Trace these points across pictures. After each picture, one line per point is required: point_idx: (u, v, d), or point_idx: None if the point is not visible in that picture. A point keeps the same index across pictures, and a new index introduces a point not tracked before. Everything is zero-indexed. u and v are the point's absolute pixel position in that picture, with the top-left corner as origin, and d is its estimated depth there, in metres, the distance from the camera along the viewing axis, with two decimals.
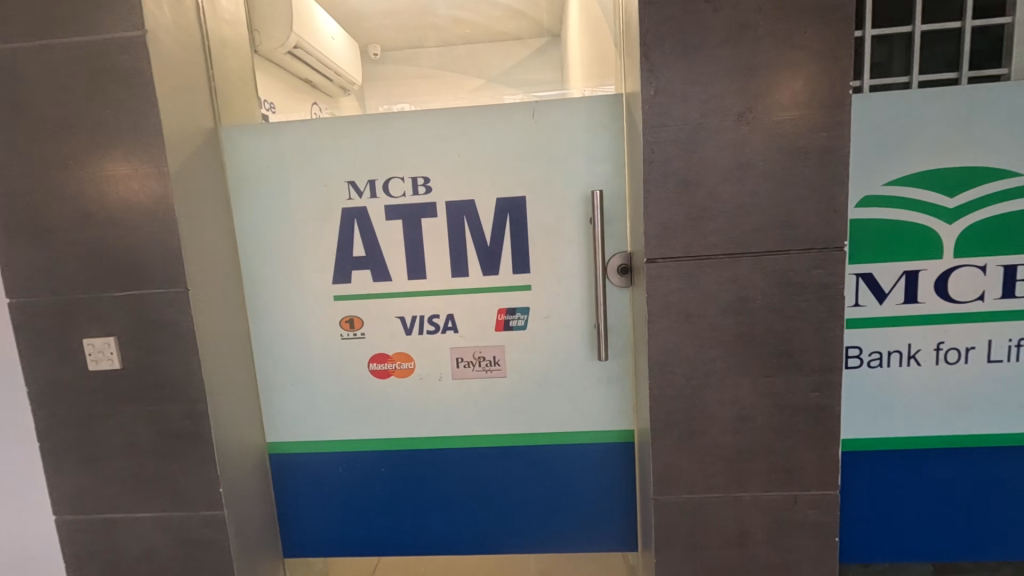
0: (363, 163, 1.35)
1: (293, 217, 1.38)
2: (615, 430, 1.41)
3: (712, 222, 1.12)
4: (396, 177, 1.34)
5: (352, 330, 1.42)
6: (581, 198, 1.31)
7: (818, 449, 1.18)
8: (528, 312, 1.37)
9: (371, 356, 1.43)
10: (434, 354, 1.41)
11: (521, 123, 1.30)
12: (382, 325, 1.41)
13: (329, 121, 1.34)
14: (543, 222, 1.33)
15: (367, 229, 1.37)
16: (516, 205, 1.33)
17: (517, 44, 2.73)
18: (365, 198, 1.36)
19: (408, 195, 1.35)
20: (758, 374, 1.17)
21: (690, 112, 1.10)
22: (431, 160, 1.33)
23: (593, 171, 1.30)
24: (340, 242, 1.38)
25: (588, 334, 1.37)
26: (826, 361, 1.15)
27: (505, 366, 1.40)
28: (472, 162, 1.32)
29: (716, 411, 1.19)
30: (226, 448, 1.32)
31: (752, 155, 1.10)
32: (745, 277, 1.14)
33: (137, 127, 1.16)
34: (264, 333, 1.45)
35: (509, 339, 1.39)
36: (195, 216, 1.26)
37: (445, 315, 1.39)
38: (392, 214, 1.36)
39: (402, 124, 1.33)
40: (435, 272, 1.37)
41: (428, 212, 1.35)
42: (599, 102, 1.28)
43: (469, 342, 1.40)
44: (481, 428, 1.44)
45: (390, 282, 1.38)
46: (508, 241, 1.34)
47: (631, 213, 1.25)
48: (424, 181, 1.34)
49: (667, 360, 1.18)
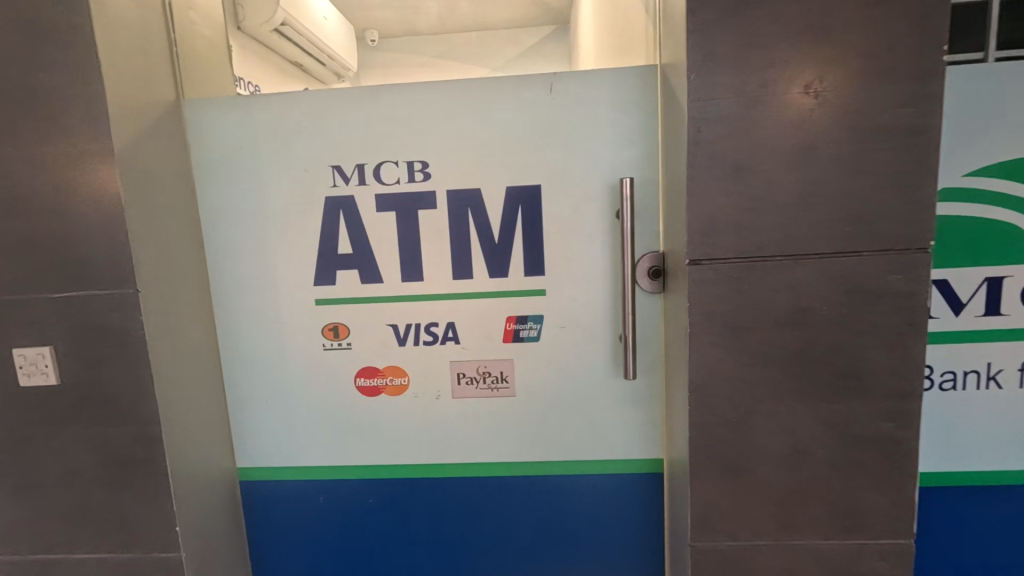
0: (351, 145, 1.15)
1: (267, 208, 1.19)
2: (640, 459, 1.21)
3: (768, 216, 0.93)
4: (388, 162, 1.15)
5: (336, 340, 1.22)
6: (606, 188, 1.12)
7: (889, 490, 0.99)
8: (542, 322, 1.18)
9: (357, 370, 1.23)
10: (431, 368, 1.21)
11: (537, 98, 1.11)
12: (371, 334, 1.21)
13: (311, 94, 1.14)
14: (560, 217, 1.13)
15: (355, 221, 1.17)
16: (530, 195, 1.13)
17: (509, 35, 2.68)
18: (352, 186, 1.16)
19: (403, 183, 1.15)
20: (820, 400, 0.97)
21: (746, 82, 0.90)
22: (431, 141, 1.14)
23: (621, 157, 1.11)
24: (323, 237, 1.18)
25: (611, 348, 1.17)
26: (903, 386, 0.95)
27: (513, 384, 1.21)
28: (478, 145, 1.13)
29: (767, 444, 0.99)
30: (185, 480, 1.12)
31: (820, 135, 0.90)
32: (808, 282, 0.94)
33: (75, 94, 0.96)
34: (234, 343, 1.25)
35: (519, 352, 1.19)
36: (148, 204, 1.06)
37: (444, 323, 1.19)
38: (383, 205, 1.16)
39: (397, 99, 1.13)
40: (434, 273, 1.18)
41: (427, 203, 1.15)
42: (628, 74, 1.09)
43: (472, 355, 1.20)
44: (485, 455, 1.24)
45: (380, 284, 1.19)
46: (519, 238, 1.15)
47: (668, 206, 1.06)
48: (421, 166, 1.14)
49: (710, 382, 0.98)
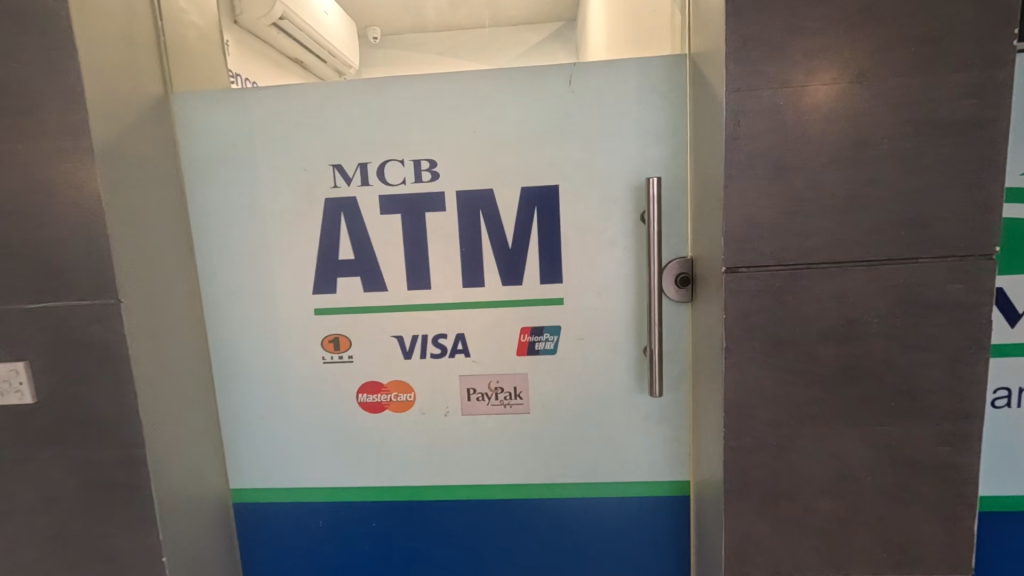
0: (353, 143, 1.06)
1: (263, 210, 1.10)
2: (665, 481, 1.12)
3: (814, 220, 0.84)
4: (393, 161, 1.06)
5: (336, 353, 1.13)
6: (630, 189, 1.03)
7: (945, 520, 0.90)
8: (559, 333, 1.09)
9: (360, 385, 1.14)
10: (440, 383, 1.13)
11: (555, 91, 1.02)
12: (375, 346, 1.12)
13: (310, 87, 1.05)
14: (579, 220, 1.05)
15: (357, 225, 1.08)
16: (546, 196, 1.05)
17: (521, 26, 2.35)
18: (354, 186, 1.07)
19: (410, 183, 1.06)
20: (869, 421, 0.88)
21: (790, 71, 0.81)
22: (439, 138, 1.05)
23: (646, 155, 1.02)
24: (323, 241, 1.10)
25: (634, 361, 1.08)
26: (962, 406, 0.86)
27: (528, 400, 1.12)
28: (490, 142, 1.04)
29: (810, 469, 0.90)
30: (173, 504, 1.04)
31: (874, 129, 0.81)
32: (857, 292, 0.85)
33: (50, 86, 0.88)
34: (227, 356, 1.16)
35: (534, 366, 1.10)
36: (132, 207, 0.97)
37: (454, 335, 1.11)
38: (388, 207, 1.07)
39: (403, 92, 1.04)
40: (442, 280, 1.09)
41: (434, 205, 1.07)
42: (655, 65, 1.00)
43: (483, 369, 1.11)
44: (497, 476, 1.15)
45: (384, 293, 1.10)
46: (535, 243, 1.06)
47: (699, 209, 0.97)
48: (429, 165, 1.06)
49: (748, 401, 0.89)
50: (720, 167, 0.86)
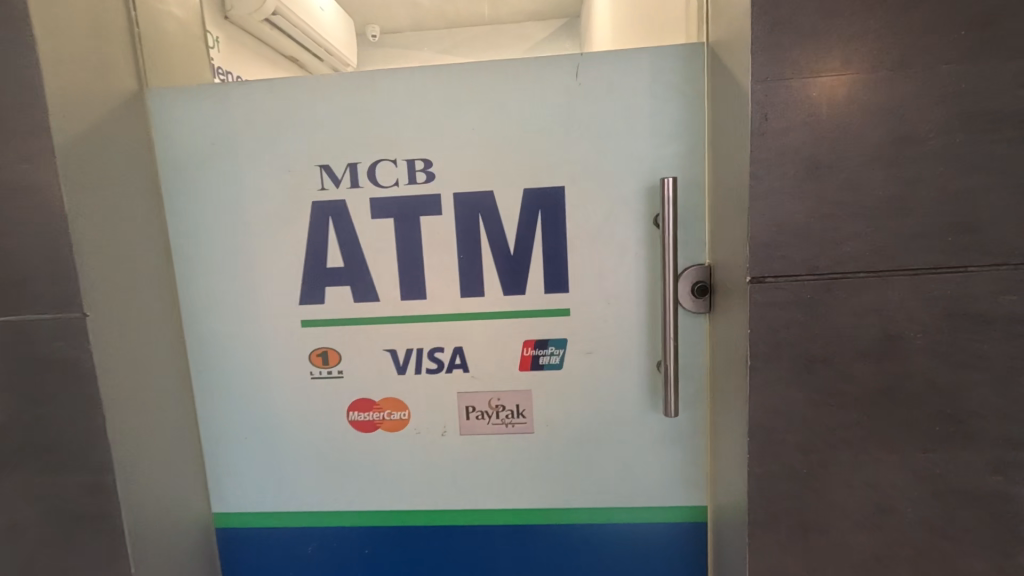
0: (341, 141, 0.98)
1: (244, 214, 1.02)
2: (680, 507, 1.04)
3: (851, 224, 0.75)
4: (385, 161, 0.98)
5: (325, 368, 1.05)
6: (642, 191, 0.95)
7: (996, 558, 0.80)
8: (565, 347, 1.00)
9: (350, 402, 1.06)
10: (436, 400, 1.04)
11: (561, 84, 0.94)
12: (366, 361, 1.04)
13: (295, 81, 0.97)
14: (587, 224, 0.96)
15: (347, 230, 1.00)
16: (551, 199, 0.96)
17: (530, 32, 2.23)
18: (343, 189, 0.99)
19: (403, 185, 0.98)
20: (910, 448, 0.79)
21: (824, 58, 0.73)
22: (435, 136, 0.97)
23: (660, 153, 0.94)
24: (310, 248, 1.01)
25: (647, 377, 1.00)
26: (1016, 432, 0.77)
27: (531, 419, 1.03)
28: (490, 141, 0.96)
29: (844, 500, 0.81)
30: (148, 534, 0.95)
31: (918, 123, 0.73)
32: (898, 305, 0.76)
33: (6, 79, 0.80)
34: (208, 371, 1.08)
35: (538, 382, 1.02)
36: (101, 211, 0.89)
37: (451, 349, 1.02)
38: (380, 211, 0.99)
39: (396, 86, 0.96)
40: (438, 290, 1.01)
41: (430, 208, 0.98)
42: (670, 55, 0.92)
43: (483, 386, 1.03)
44: (499, 500, 1.07)
45: (376, 303, 1.02)
46: (539, 249, 0.98)
47: (719, 212, 0.89)
48: (423, 166, 0.97)
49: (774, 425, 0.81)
50: (744, 166, 0.78)
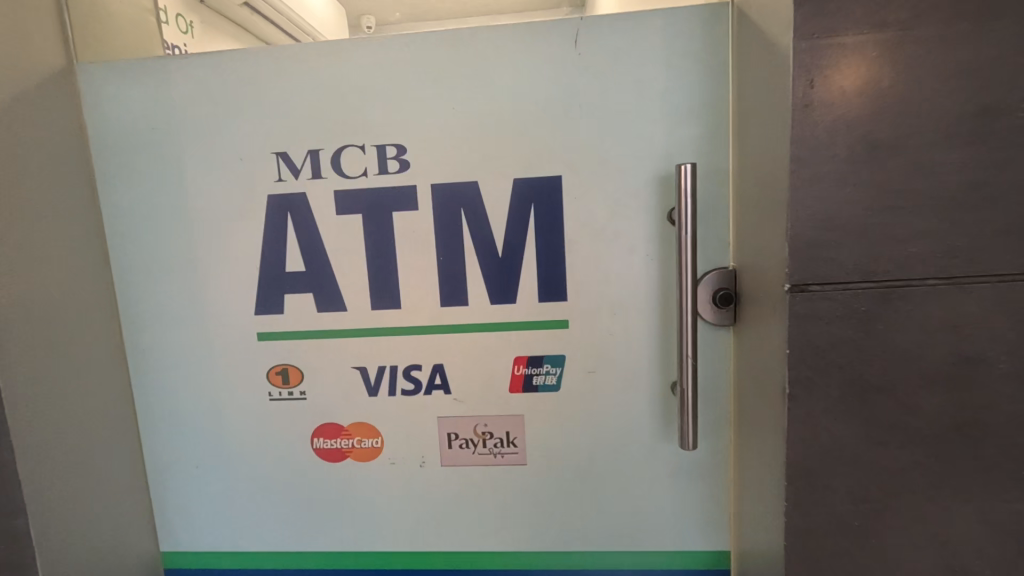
0: (301, 124, 0.84)
1: (191, 211, 0.88)
2: (699, 552, 0.88)
3: (917, 218, 0.60)
4: (351, 148, 0.84)
5: (285, 389, 0.91)
6: (654, 181, 0.80)
7: None
8: (563, 365, 0.85)
9: (314, 427, 0.92)
10: (413, 425, 0.90)
11: (557, 54, 0.79)
12: (333, 380, 0.90)
13: (248, 54, 0.83)
14: (588, 221, 0.81)
15: (308, 228, 0.86)
16: (546, 192, 0.82)
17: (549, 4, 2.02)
18: (304, 180, 0.85)
19: (373, 175, 0.84)
20: (991, 498, 0.63)
21: (887, 7, 0.58)
22: (410, 118, 0.82)
23: (675, 136, 0.79)
24: (266, 249, 0.87)
25: (660, 402, 0.85)
26: None
27: (523, 448, 0.88)
28: (474, 123, 0.81)
29: (907, 561, 0.65)
30: None
31: (1008, 88, 0.57)
32: (976, 319, 0.61)
33: None
34: (153, 392, 0.94)
35: (531, 406, 0.87)
36: (14, 204, 0.75)
37: (430, 366, 0.88)
38: (346, 206, 0.85)
39: (364, 59, 0.82)
40: (415, 298, 0.86)
41: (404, 203, 0.84)
42: (687, 18, 0.77)
43: (467, 410, 0.88)
44: (486, 542, 0.92)
45: (343, 313, 0.88)
46: (532, 250, 0.83)
47: (748, 205, 0.74)
48: (396, 153, 0.83)
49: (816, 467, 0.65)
50: (782, 146, 0.62)
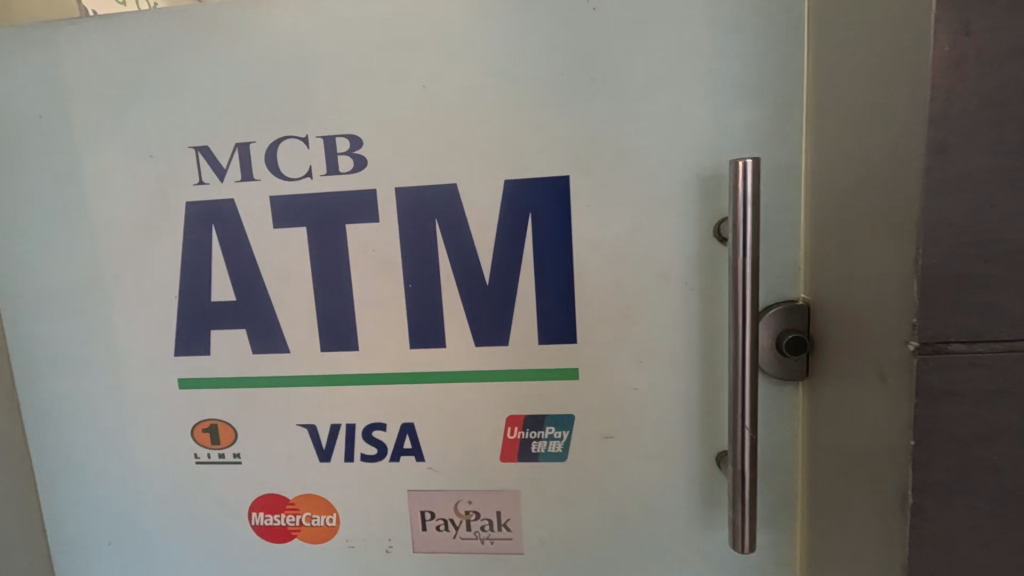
0: (226, 108, 0.64)
1: (92, 222, 0.68)
2: None
3: None
4: (290, 140, 0.63)
5: (214, 450, 0.71)
6: (696, 182, 0.58)
7: None
8: (571, 427, 0.64)
9: (251, 499, 0.71)
10: (377, 500, 0.69)
11: (563, 10, 0.58)
12: (273, 440, 0.69)
13: (158, 18, 0.64)
14: (604, 238, 0.60)
15: (237, 245, 0.66)
16: (548, 198, 0.60)
17: None
18: (231, 182, 0.65)
19: (319, 176, 0.63)
20: None
21: None
22: (366, 101, 0.62)
23: (725, 121, 0.57)
24: (184, 272, 0.67)
25: (705, 481, 0.62)
26: None
27: (519, 534, 0.67)
28: (450, 107, 0.60)
29: None
30: None
31: None
32: None
33: None
34: (53, 451, 0.75)
35: (529, 479, 0.66)
36: None
37: (397, 426, 0.67)
38: (285, 217, 0.65)
39: (305, 21, 0.61)
40: (376, 337, 0.66)
41: (361, 213, 0.63)
42: None
43: (446, 481, 0.68)
44: None
45: (284, 355, 0.67)
46: (528, 276, 0.62)
47: (836, 219, 0.52)
48: (349, 147, 0.63)
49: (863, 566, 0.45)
50: (908, 132, 0.40)
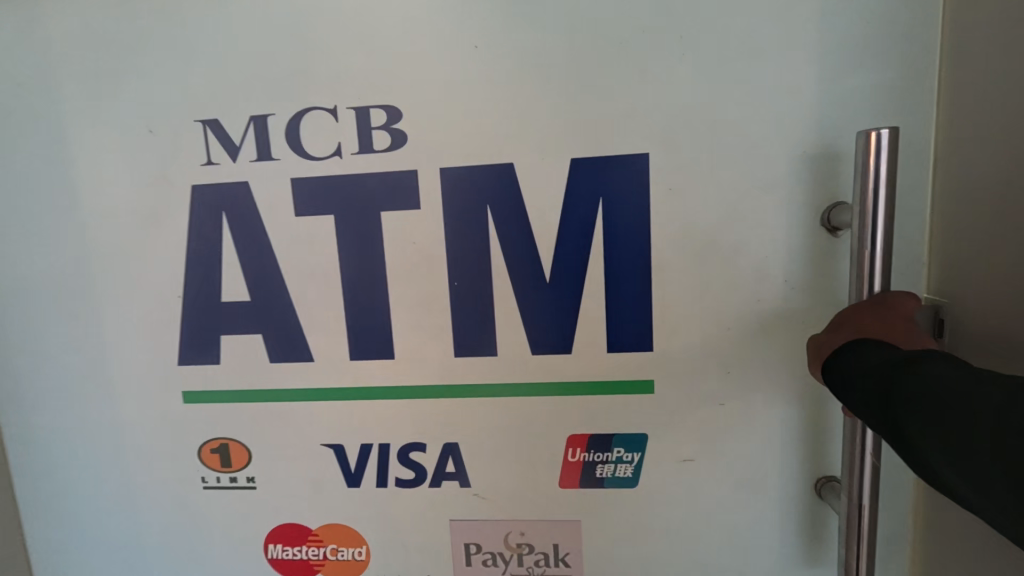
0: (239, 75, 0.54)
1: (81, 208, 0.58)
2: None
3: None
4: (316, 112, 0.54)
5: (224, 473, 0.61)
6: (801, 160, 0.49)
7: None
8: (643, 448, 0.55)
9: (268, 530, 0.62)
10: (413, 531, 0.60)
11: None
12: (294, 462, 0.60)
13: None
14: (688, 227, 0.51)
15: (251, 236, 0.56)
16: (622, 180, 0.51)
17: None
18: (245, 163, 0.55)
19: (349, 155, 0.54)
20: None
21: None
22: (405, 66, 0.52)
23: (839, 87, 0.48)
24: (190, 267, 0.57)
25: (805, 511, 0.53)
26: None
27: (580, 570, 0.58)
28: (506, 71, 0.51)
29: None
30: None
31: None
32: None
33: None
34: (38, 472, 0.65)
35: (592, 508, 0.57)
36: None
37: (438, 446, 0.58)
38: (309, 203, 0.55)
39: None
40: (415, 343, 0.56)
41: (399, 199, 0.54)
42: None
43: (494, 510, 0.58)
44: None
45: (307, 364, 0.58)
46: (597, 272, 0.53)
47: (963, 261, 0.46)
48: (385, 120, 0.53)
49: (858, 319, 0.42)
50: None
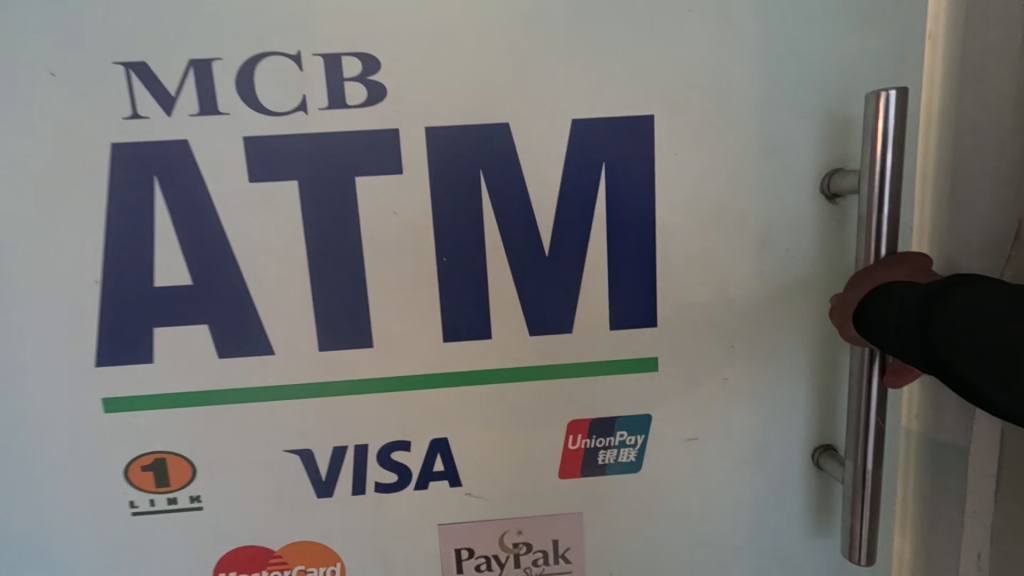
0: (176, 10, 0.45)
1: None
2: None
3: None
4: (275, 60, 0.46)
5: (160, 495, 0.51)
6: (803, 126, 0.48)
7: None
8: (647, 431, 0.52)
9: (220, 557, 0.52)
10: (396, 541, 0.53)
11: None
12: (250, 474, 0.51)
13: None
14: (694, 194, 0.49)
15: (193, 206, 0.47)
16: (627, 145, 0.48)
17: None
18: (184, 117, 0.46)
19: (317, 110, 0.46)
20: None
21: None
22: (385, 9, 0.45)
23: (840, 52, 0.47)
24: (112, 245, 0.47)
25: (805, 482, 0.53)
26: None
27: (580, 565, 0.54)
28: (503, 21, 0.46)
29: None
30: None
31: None
32: None
33: None
34: None
35: (594, 498, 0.53)
36: None
37: (424, 443, 0.52)
38: (267, 166, 0.47)
39: None
40: (398, 328, 0.50)
41: (378, 163, 0.47)
42: None
43: (488, 509, 0.53)
44: None
45: (266, 358, 0.49)
46: (601, 244, 0.49)
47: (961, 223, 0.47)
48: (360, 72, 0.46)
49: (871, 276, 0.43)
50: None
